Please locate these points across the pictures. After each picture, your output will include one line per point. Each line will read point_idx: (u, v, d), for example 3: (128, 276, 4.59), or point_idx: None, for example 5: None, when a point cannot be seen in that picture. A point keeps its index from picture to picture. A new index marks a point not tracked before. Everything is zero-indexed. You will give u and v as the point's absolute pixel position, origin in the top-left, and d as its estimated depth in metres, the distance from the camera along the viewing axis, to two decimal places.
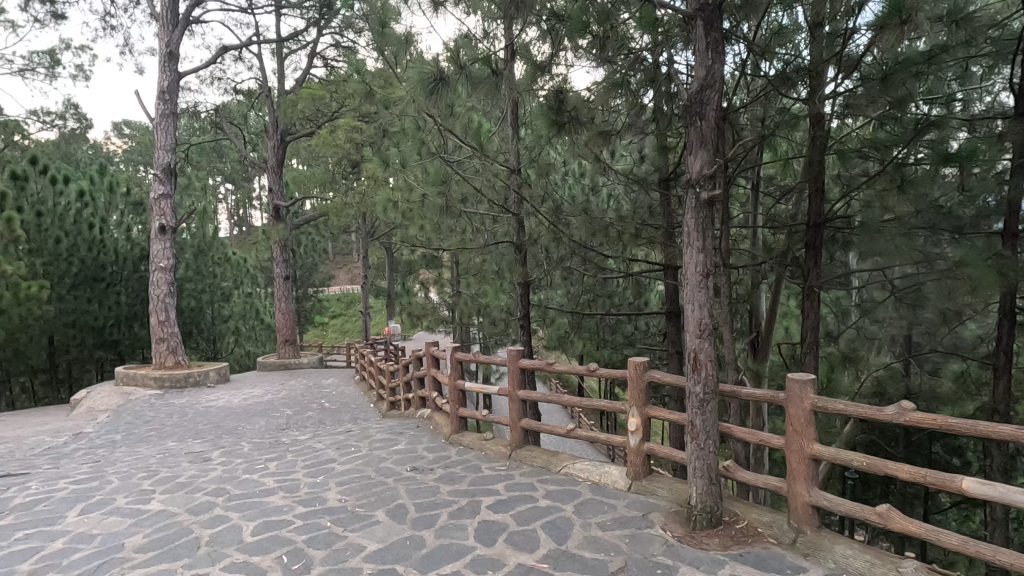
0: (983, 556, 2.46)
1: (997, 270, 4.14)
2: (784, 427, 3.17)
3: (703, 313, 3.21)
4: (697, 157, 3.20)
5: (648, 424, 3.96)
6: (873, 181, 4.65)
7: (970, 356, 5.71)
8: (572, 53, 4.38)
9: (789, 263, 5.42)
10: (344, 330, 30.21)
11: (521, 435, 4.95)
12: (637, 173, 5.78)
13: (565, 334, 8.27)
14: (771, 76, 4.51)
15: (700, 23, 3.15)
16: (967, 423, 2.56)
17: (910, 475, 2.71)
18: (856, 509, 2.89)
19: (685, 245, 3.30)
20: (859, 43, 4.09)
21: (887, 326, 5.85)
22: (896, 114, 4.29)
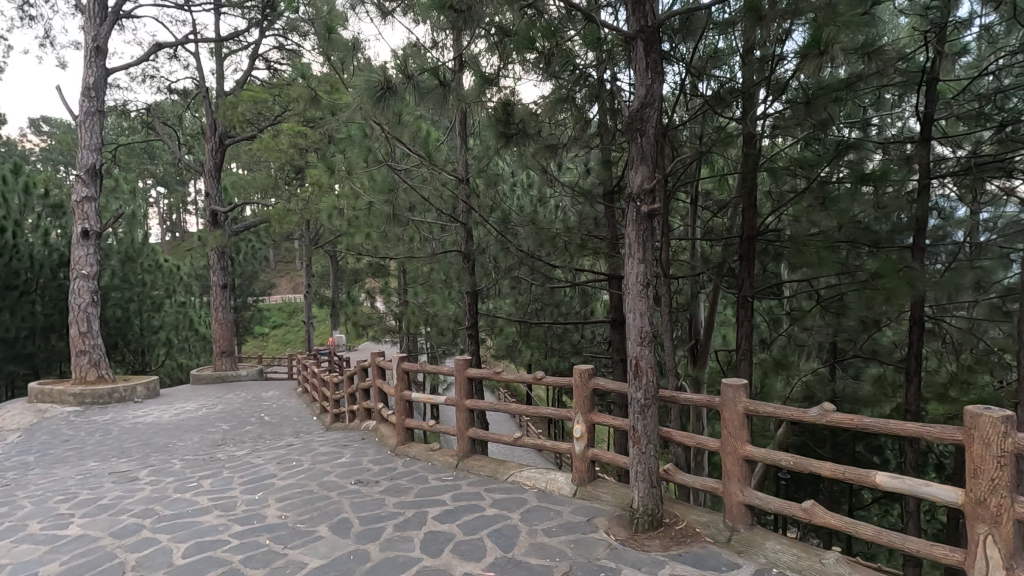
0: (895, 545, 2.67)
1: (908, 280, 4.50)
2: (719, 429, 3.33)
3: (644, 321, 3.33)
4: (637, 172, 3.34)
5: (592, 430, 4.04)
6: (800, 198, 4.99)
7: (886, 361, 6.16)
8: (520, 66, 4.38)
9: (725, 274, 5.70)
10: (286, 341, 29.11)
11: (468, 444, 4.94)
12: (583, 185, 5.93)
13: (514, 343, 8.32)
14: (708, 96, 4.76)
15: (641, 43, 3.29)
16: (881, 422, 2.78)
17: (831, 472, 2.91)
18: (784, 507, 3.06)
19: (627, 255, 3.42)
20: (787, 68, 4.33)
21: (814, 333, 6.22)
22: (819, 135, 4.59)
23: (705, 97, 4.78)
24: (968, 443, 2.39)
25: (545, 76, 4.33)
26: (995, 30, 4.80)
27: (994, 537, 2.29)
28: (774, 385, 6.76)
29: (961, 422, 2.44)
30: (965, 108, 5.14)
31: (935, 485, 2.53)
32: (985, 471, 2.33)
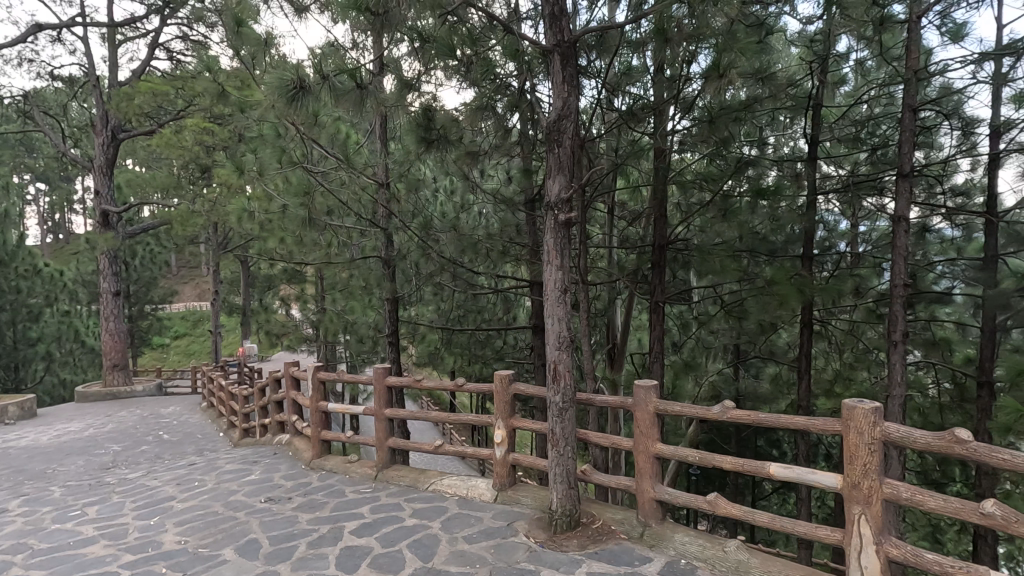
0: (787, 529, 2.90)
1: (798, 286, 4.94)
2: (632, 430, 3.48)
3: (561, 326, 3.42)
4: (555, 181, 3.43)
5: (512, 435, 4.09)
6: (706, 210, 5.34)
7: (781, 361, 6.71)
8: (442, 72, 4.37)
9: (639, 281, 5.98)
10: (190, 352, 27.03)
11: (388, 454, 4.82)
12: (505, 193, 6.00)
13: (436, 350, 8.26)
14: (623, 111, 4.99)
15: (558, 57, 3.40)
16: (775, 417, 3.02)
17: (732, 465, 3.12)
18: (691, 500, 3.24)
19: (545, 262, 3.50)
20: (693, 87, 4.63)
21: (720, 336, 6.65)
22: (722, 152, 4.95)
23: (620, 112, 5.01)
24: (845, 433, 2.65)
25: (466, 83, 4.35)
26: (867, 64, 5.41)
27: (867, 516, 2.56)
28: (685, 385, 7.16)
29: (840, 414, 2.70)
30: (844, 132, 5.72)
31: (819, 473, 2.78)
32: (858, 458, 2.59)
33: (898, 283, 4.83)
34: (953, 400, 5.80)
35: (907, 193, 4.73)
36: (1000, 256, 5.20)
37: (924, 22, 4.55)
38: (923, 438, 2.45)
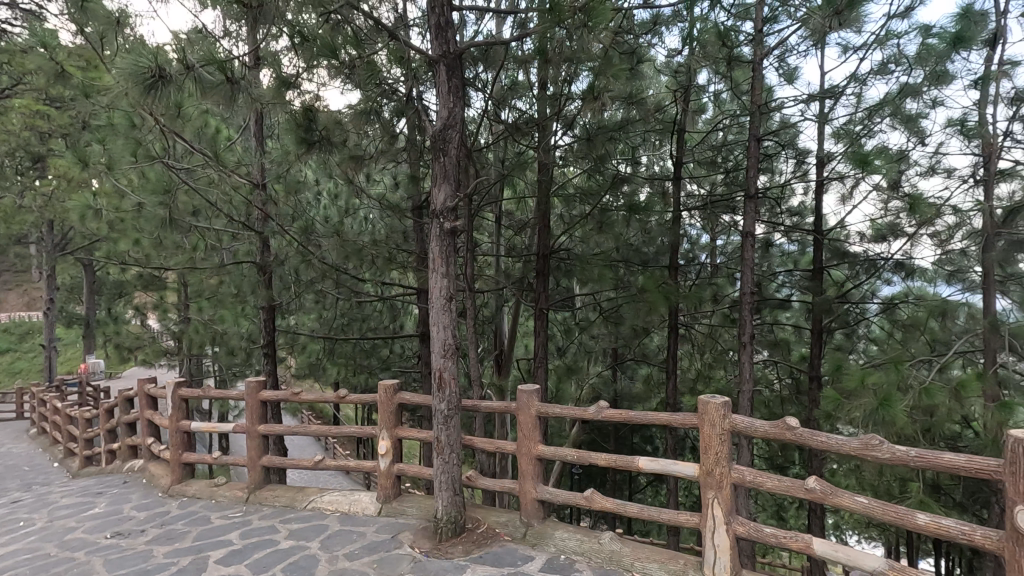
0: (654, 517, 3.15)
1: (665, 293, 5.40)
2: (515, 434, 3.58)
3: (447, 334, 3.44)
4: (441, 190, 3.46)
5: (398, 446, 4.03)
6: (585, 221, 5.65)
7: (653, 363, 7.27)
8: (324, 71, 4.20)
9: (524, 288, 6.16)
10: (13, 371, 23.06)
11: (262, 474, 4.50)
12: (392, 199, 5.90)
13: (318, 361, 7.85)
14: (509, 124, 5.13)
15: (444, 68, 3.45)
16: (642, 415, 3.26)
17: (606, 461, 3.33)
18: (569, 497, 3.41)
19: (431, 270, 3.50)
20: (573, 106, 4.90)
21: (600, 340, 7.05)
22: (599, 168, 5.30)
23: (506, 124, 5.15)
24: (701, 426, 2.95)
25: (350, 85, 4.21)
26: (722, 96, 6.09)
27: (719, 499, 2.85)
28: (568, 388, 7.49)
29: (697, 409, 3.00)
30: (703, 155, 6.38)
31: (680, 463, 3.05)
32: (712, 448, 2.89)
33: (747, 292, 5.46)
34: (791, 393, 6.65)
35: (753, 212, 5.38)
36: (825, 268, 6.10)
37: (766, 63, 5.23)
38: (763, 427, 2.79)
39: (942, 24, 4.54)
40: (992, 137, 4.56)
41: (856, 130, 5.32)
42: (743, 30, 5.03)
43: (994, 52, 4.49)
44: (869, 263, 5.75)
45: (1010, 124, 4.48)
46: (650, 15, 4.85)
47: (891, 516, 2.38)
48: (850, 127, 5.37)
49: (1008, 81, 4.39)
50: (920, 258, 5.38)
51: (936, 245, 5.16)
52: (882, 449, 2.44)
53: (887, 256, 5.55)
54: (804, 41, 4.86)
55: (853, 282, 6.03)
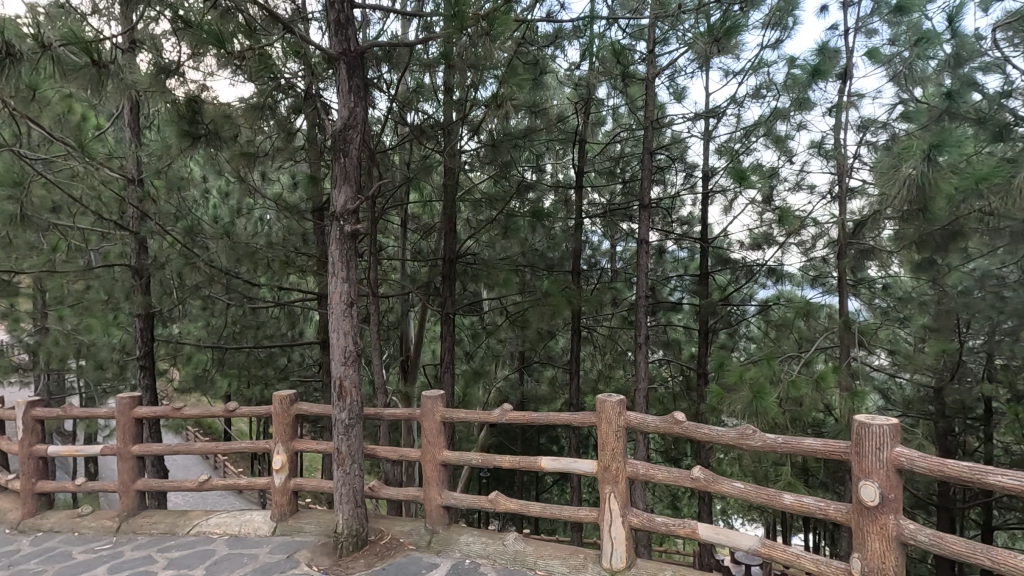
0: (556, 515, 3.24)
1: (567, 297, 5.59)
2: (420, 440, 3.54)
3: (347, 340, 3.33)
4: (342, 192, 3.35)
5: (294, 460, 3.83)
6: (492, 226, 5.71)
7: (557, 365, 7.49)
8: (212, 60, 3.90)
9: (431, 293, 6.10)
10: None
11: (136, 500, 4.08)
12: (290, 199, 5.60)
13: (205, 372, 7.26)
14: (415, 126, 5.06)
15: (344, 66, 3.34)
16: (544, 416, 3.34)
17: (509, 463, 3.38)
18: (474, 501, 3.42)
19: (331, 275, 3.37)
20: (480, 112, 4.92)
21: (507, 344, 7.15)
22: (505, 175, 5.37)
23: (412, 127, 5.08)
24: (599, 423, 3.08)
25: (241, 77, 3.94)
26: (619, 110, 6.43)
27: (615, 493, 2.99)
28: (475, 392, 7.50)
29: (595, 408, 3.13)
30: (603, 165, 6.70)
31: (579, 461, 3.17)
32: (608, 445, 3.03)
33: (642, 296, 5.79)
34: (683, 389, 7.13)
35: (647, 220, 5.73)
36: (711, 273, 6.62)
37: (658, 81, 5.59)
38: (654, 422, 2.98)
39: (805, 57, 5.12)
40: (845, 158, 5.18)
41: (736, 147, 5.85)
42: (638, 49, 5.34)
43: (845, 84, 5.10)
44: (748, 268, 6.33)
45: (858, 148, 5.12)
46: (553, 28, 5.01)
47: (762, 498, 2.64)
48: (730, 144, 5.89)
49: (856, 111, 5.03)
50: (789, 264, 6.03)
51: (803, 253, 5.83)
52: (755, 438, 2.70)
53: (762, 262, 6.15)
54: (691, 64, 5.25)
55: (734, 286, 6.59)
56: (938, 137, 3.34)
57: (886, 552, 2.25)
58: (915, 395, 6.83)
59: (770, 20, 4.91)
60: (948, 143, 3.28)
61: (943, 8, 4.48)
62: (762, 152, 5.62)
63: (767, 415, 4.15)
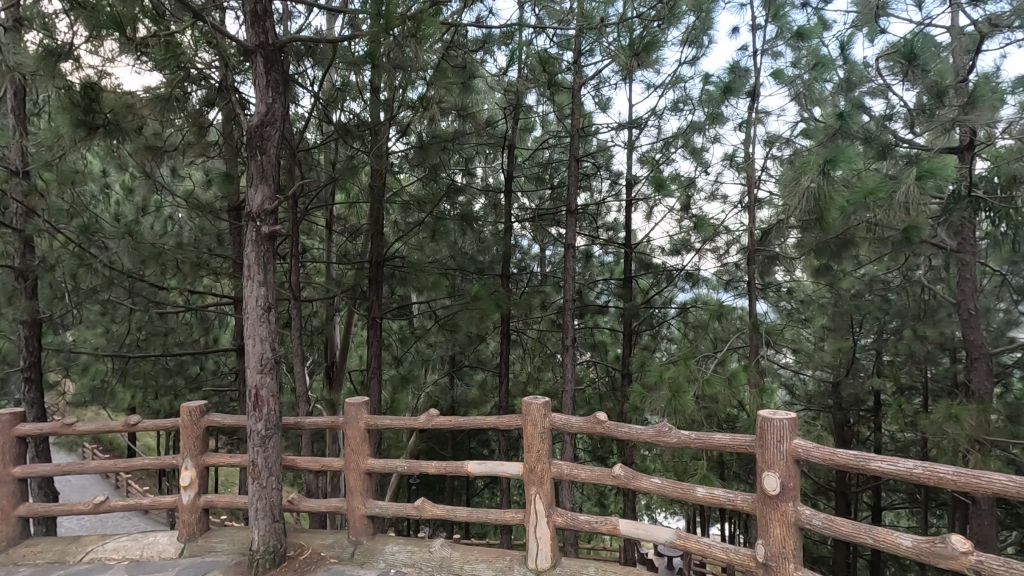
0: (483, 519, 3.24)
1: (496, 301, 5.61)
2: (342, 449, 3.43)
3: (264, 347, 3.17)
4: (258, 191, 3.19)
5: (205, 475, 3.60)
6: (420, 229, 5.64)
7: (487, 368, 7.50)
8: (111, 43, 3.59)
9: (357, 297, 5.93)
10: None
11: (18, 527, 3.66)
12: (203, 198, 5.26)
13: (104, 383, 6.66)
14: (339, 125, 4.91)
15: (261, 59, 3.18)
16: (471, 420, 3.32)
17: (436, 468, 3.34)
18: (399, 509, 3.35)
19: (246, 278, 3.19)
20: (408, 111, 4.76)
21: (436, 348, 7.07)
22: (434, 177, 5.33)
23: (337, 125, 4.93)
24: (525, 425, 3.11)
25: (146, 64, 3.66)
26: (548, 117, 6.55)
27: (541, 494, 3.03)
28: (403, 398, 7.36)
29: (521, 411, 3.16)
30: (531, 171, 6.79)
31: (505, 463, 3.18)
32: (534, 446, 3.06)
33: (569, 299, 5.92)
34: (608, 389, 7.34)
35: (574, 225, 5.88)
36: (634, 277, 6.88)
37: (583, 90, 5.75)
38: (578, 422, 3.05)
39: (718, 74, 5.45)
40: (754, 171, 5.55)
41: (657, 157, 6.14)
42: (564, 58, 5.47)
43: (754, 101, 5.44)
44: (668, 272, 6.62)
45: (766, 161, 5.50)
46: (481, 33, 5.04)
47: (678, 492, 2.77)
48: (652, 154, 6.17)
49: (763, 127, 5.40)
50: (705, 269, 6.38)
51: (717, 259, 6.19)
52: (672, 435, 2.83)
53: (681, 267, 6.47)
54: (615, 75, 5.45)
55: (656, 289, 6.89)
56: (831, 153, 3.66)
57: (786, 537, 2.42)
58: (816, 389, 7.43)
59: (687, 38, 5.18)
60: (841, 160, 3.59)
61: (837, 36, 4.90)
62: (680, 162, 5.92)
63: (685, 412, 4.36)
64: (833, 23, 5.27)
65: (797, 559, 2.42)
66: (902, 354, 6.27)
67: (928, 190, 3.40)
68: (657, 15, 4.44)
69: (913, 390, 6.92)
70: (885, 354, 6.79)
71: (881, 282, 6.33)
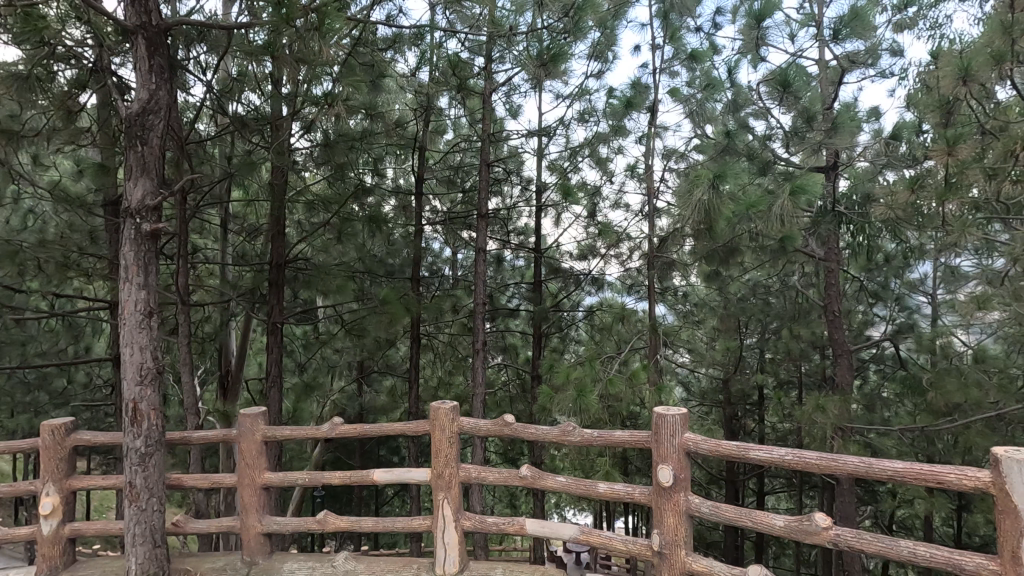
0: (389, 528, 3.15)
1: (405, 305, 5.50)
2: (236, 464, 3.21)
3: (144, 356, 2.89)
4: (138, 185, 2.91)
5: (71, 501, 3.21)
6: (325, 230, 5.41)
7: (397, 374, 7.35)
8: None
9: (255, 300, 5.57)
10: None
11: None
12: (72, 190, 4.71)
13: None
14: (235, 118, 4.59)
15: (142, 40, 2.91)
16: (377, 427, 3.23)
17: (339, 479, 3.21)
18: (298, 524, 3.19)
19: (123, 281, 2.90)
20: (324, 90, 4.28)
21: (343, 354, 6.81)
22: (340, 177, 5.13)
23: (233, 117, 4.61)
24: (433, 431, 3.08)
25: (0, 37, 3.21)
26: (459, 120, 6.56)
27: (448, 499, 3.01)
28: (307, 406, 7.01)
29: (428, 416, 3.13)
30: (442, 174, 6.75)
31: (413, 470, 3.13)
32: (442, 451, 3.04)
33: (480, 303, 5.95)
34: (519, 391, 7.44)
35: (484, 229, 5.92)
36: (543, 281, 7.05)
37: (494, 96, 5.83)
38: (485, 425, 3.07)
39: (621, 89, 5.75)
40: (653, 182, 5.89)
41: (565, 166, 6.37)
42: (475, 63, 5.51)
43: (653, 116, 5.77)
44: (575, 277, 6.87)
45: (664, 173, 5.86)
46: (391, 32, 4.95)
47: (581, 489, 2.87)
48: (560, 162, 6.39)
49: (661, 141, 5.76)
50: (610, 274, 6.69)
51: (621, 265, 6.53)
52: (575, 434, 2.93)
53: (587, 272, 6.74)
54: (525, 83, 5.57)
55: (565, 293, 7.12)
56: (720, 169, 3.97)
57: (678, 525, 2.59)
58: (708, 386, 8.00)
59: (592, 52, 5.41)
60: (727, 174, 3.90)
61: (726, 60, 5.33)
62: (587, 170, 6.17)
63: (590, 412, 4.53)
64: (722, 48, 5.73)
65: (687, 546, 2.59)
66: (781, 352, 6.87)
67: (800, 205, 3.80)
68: (564, 28, 4.59)
69: (790, 384, 7.67)
70: (767, 352, 7.46)
71: (763, 287, 6.96)
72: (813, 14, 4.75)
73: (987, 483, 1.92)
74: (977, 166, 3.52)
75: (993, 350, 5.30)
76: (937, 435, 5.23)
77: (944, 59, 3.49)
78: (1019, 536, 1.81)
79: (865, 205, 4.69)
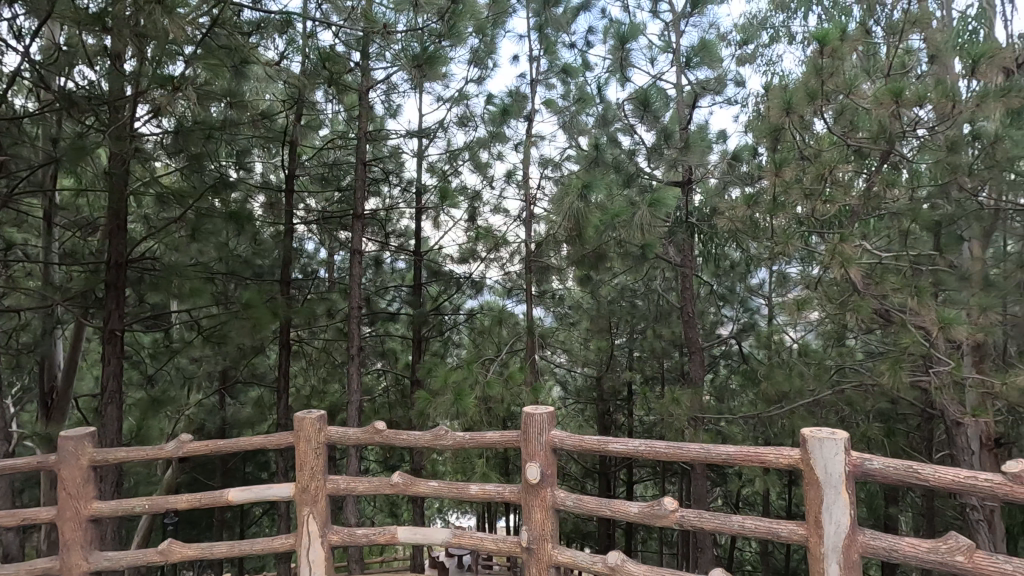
0: (246, 551, 2.90)
1: (271, 309, 5.11)
2: (55, 495, 2.77)
3: None
4: None
5: None
6: (177, 226, 4.86)
7: (263, 383, 6.82)
8: None
9: (87, 305, 4.87)
10: None
11: None
12: None
13: None
14: (63, 96, 3.98)
15: None
16: (233, 443, 2.96)
17: (186, 502, 2.90)
18: (136, 557, 2.83)
19: None
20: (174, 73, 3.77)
21: (199, 363, 6.18)
22: (196, 169, 4.65)
23: (60, 94, 3.99)
24: (297, 442, 2.90)
25: None
26: (335, 116, 6.28)
27: (314, 513, 2.86)
28: (155, 423, 6.26)
29: (292, 427, 2.94)
30: (316, 171, 6.41)
31: (274, 486, 2.91)
32: (307, 463, 2.87)
33: (355, 306, 5.71)
34: (398, 397, 7.25)
35: (361, 230, 5.70)
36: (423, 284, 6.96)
37: (372, 94, 5.66)
38: (355, 433, 2.94)
39: (501, 96, 5.86)
40: (531, 189, 6.07)
41: (445, 168, 6.36)
42: (351, 58, 5.30)
43: (530, 125, 5.95)
44: (456, 281, 6.88)
45: (541, 180, 6.07)
46: (256, 16, 4.60)
47: (453, 492, 2.87)
48: (440, 165, 6.36)
49: (538, 149, 5.95)
50: (490, 278, 6.77)
51: (500, 268, 6.63)
52: (448, 437, 2.92)
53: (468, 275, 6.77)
54: (404, 83, 5.47)
55: (446, 296, 7.08)
56: (589, 179, 4.22)
57: (545, 519, 2.68)
58: (582, 384, 8.42)
59: (472, 58, 5.47)
60: (595, 186, 4.15)
61: (597, 77, 5.66)
62: (466, 174, 6.21)
63: (468, 414, 4.54)
64: (594, 65, 6.08)
65: (554, 539, 2.69)
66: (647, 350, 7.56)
67: (658, 215, 4.14)
68: (442, 32, 4.59)
69: (654, 380, 8.31)
70: (635, 351, 8.03)
71: (630, 290, 7.48)
72: (671, 43, 5.21)
73: (798, 459, 2.22)
74: (797, 186, 4.09)
75: (814, 344, 6.16)
76: (771, 420, 5.97)
77: (773, 93, 4.00)
78: (820, 502, 2.11)
79: (714, 216, 5.22)
